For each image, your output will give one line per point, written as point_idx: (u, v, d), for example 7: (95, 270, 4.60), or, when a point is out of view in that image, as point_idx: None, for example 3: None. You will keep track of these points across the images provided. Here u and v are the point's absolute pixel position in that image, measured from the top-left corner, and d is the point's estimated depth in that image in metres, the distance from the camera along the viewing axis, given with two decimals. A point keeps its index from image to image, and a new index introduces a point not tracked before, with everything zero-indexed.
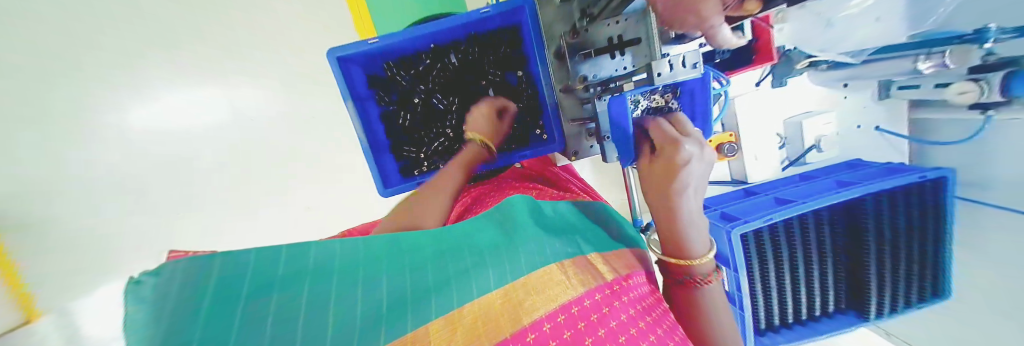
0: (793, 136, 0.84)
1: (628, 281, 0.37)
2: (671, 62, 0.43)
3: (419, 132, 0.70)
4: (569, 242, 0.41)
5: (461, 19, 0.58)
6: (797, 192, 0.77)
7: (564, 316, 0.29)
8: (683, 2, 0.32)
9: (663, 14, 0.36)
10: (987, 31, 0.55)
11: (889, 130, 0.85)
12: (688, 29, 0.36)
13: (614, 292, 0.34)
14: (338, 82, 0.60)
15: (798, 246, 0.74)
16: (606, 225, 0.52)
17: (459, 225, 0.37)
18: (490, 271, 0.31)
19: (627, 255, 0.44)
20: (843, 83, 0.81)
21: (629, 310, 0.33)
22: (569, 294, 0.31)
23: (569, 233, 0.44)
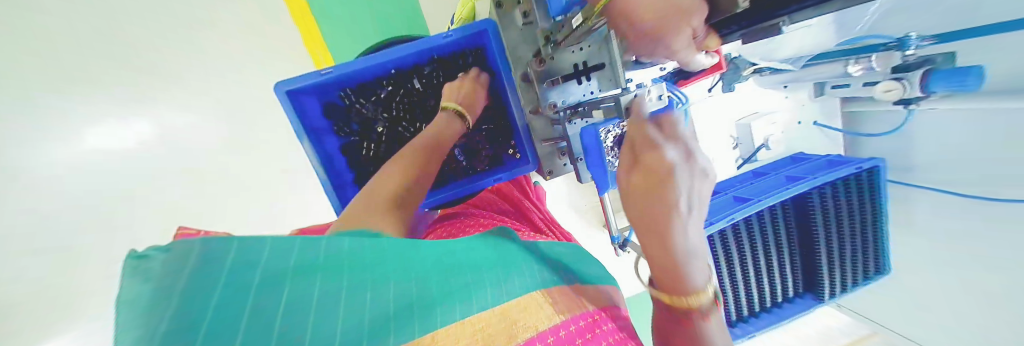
0: (744, 137, 0.90)
1: (608, 312, 0.36)
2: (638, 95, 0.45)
3: (385, 161, 0.67)
4: (550, 271, 0.41)
5: (423, 44, 0.57)
6: (755, 189, 0.83)
7: (553, 338, 0.27)
8: (654, 33, 0.32)
9: (634, 42, 0.35)
10: (908, 39, 0.61)
11: (826, 125, 0.93)
12: (660, 57, 0.36)
13: (595, 321, 0.32)
14: (290, 118, 0.56)
15: (758, 239, 0.79)
16: (585, 262, 0.50)
17: (455, 244, 0.36)
18: (490, 288, 0.30)
19: (605, 294, 0.41)
20: (783, 85, 0.88)
21: (611, 336, 0.31)
22: (557, 316, 0.30)
23: (550, 266, 0.43)
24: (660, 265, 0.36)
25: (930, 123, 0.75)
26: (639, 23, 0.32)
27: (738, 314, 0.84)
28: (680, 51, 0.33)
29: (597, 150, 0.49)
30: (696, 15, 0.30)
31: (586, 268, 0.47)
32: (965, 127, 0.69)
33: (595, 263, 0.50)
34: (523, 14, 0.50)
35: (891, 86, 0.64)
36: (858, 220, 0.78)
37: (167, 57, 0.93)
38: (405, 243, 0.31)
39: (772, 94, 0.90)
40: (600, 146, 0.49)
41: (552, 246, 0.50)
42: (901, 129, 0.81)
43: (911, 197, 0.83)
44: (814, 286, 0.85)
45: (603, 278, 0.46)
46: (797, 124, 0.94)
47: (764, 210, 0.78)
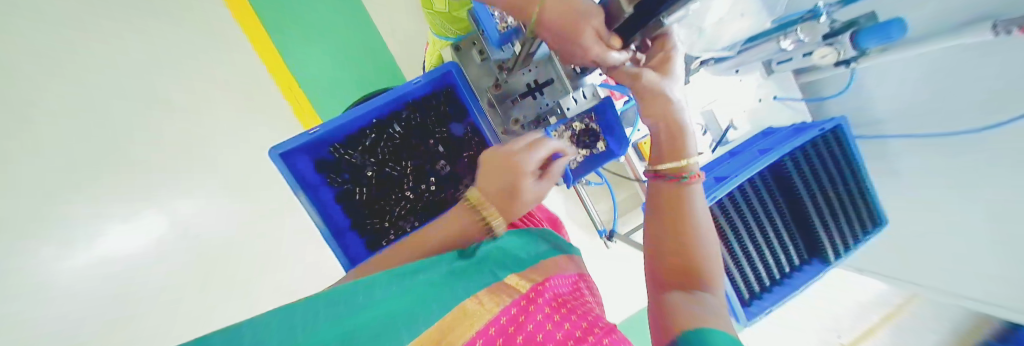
0: (710, 122, 1.00)
1: (543, 285, 0.41)
2: (575, 98, 0.53)
3: (378, 202, 0.71)
4: (483, 273, 0.42)
5: (399, 91, 0.64)
6: (733, 167, 0.86)
7: (491, 329, 0.31)
8: (566, 34, 0.37)
9: (555, 47, 0.42)
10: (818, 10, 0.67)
11: (785, 97, 0.97)
12: (580, 58, 0.41)
13: (528, 300, 0.38)
14: (285, 176, 0.61)
15: (747, 214, 0.81)
16: (524, 245, 0.53)
17: (353, 298, 0.32)
18: (411, 327, 0.30)
19: (545, 269, 0.46)
20: (735, 70, 0.93)
21: (541, 311, 0.36)
22: (488, 314, 0.33)
23: (482, 263, 0.44)
24: (670, 139, 0.47)
25: (877, 74, 0.81)
26: (551, 27, 0.38)
27: (750, 293, 0.84)
28: (589, 50, 0.38)
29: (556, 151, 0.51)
30: (593, 16, 0.36)
31: (522, 249, 0.51)
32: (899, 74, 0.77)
33: (539, 245, 0.55)
34: (479, 52, 0.58)
35: (824, 52, 0.70)
36: (835, 177, 0.80)
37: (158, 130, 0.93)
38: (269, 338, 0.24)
39: (726, 81, 0.97)
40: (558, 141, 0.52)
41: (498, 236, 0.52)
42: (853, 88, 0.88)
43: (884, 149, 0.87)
44: (818, 250, 0.84)
45: (546, 254, 0.52)
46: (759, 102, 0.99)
47: (744, 185, 0.81)
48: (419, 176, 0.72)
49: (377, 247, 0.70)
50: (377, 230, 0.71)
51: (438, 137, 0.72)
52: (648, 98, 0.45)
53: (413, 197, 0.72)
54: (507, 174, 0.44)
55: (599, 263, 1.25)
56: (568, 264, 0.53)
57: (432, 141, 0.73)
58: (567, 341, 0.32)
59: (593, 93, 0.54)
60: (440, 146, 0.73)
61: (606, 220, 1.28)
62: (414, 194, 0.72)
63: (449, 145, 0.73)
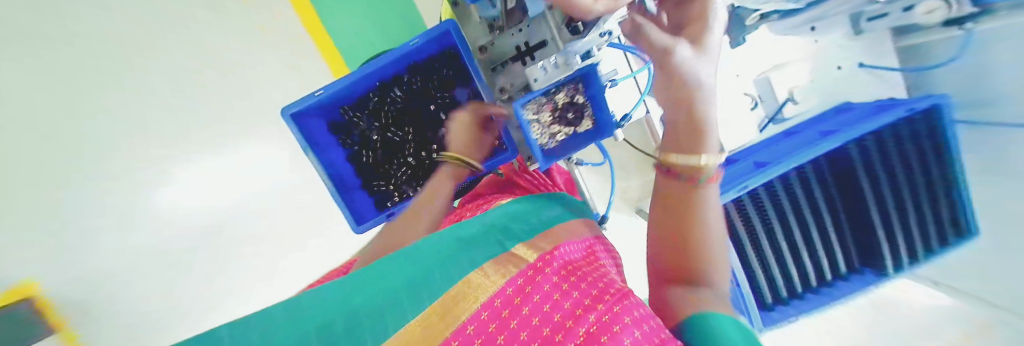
0: (765, 94, 0.80)
1: (552, 254, 0.42)
2: (544, 67, 0.45)
3: (383, 165, 0.74)
4: (491, 245, 0.45)
5: (397, 53, 0.62)
6: (778, 152, 0.72)
7: (497, 300, 0.30)
8: None
9: None
10: None
11: (874, 65, 0.78)
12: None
13: (535, 270, 0.36)
14: (297, 137, 0.65)
15: (788, 211, 0.69)
16: (535, 215, 0.58)
17: (374, 268, 0.35)
18: (438, 278, 0.33)
19: (553, 237, 0.49)
20: (809, 27, 0.75)
21: (551, 279, 0.35)
22: (494, 285, 0.32)
23: (492, 236, 0.48)
24: (686, 130, 0.37)
25: (1006, 40, 0.58)
26: None
27: (774, 296, 0.76)
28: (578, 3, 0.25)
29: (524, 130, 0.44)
30: None
31: (531, 218, 0.57)
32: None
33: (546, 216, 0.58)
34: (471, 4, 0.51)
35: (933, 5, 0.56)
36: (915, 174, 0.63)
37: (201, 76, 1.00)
38: (308, 299, 0.27)
39: (796, 40, 0.79)
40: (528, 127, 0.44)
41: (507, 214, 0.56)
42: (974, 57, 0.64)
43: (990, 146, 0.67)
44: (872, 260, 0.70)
45: (557, 218, 0.58)
46: (837, 69, 0.80)
47: (788, 175, 0.68)
48: (421, 141, 0.73)
49: (382, 207, 0.73)
50: (382, 192, 0.74)
51: (440, 102, 0.71)
52: (670, 81, 0.38)
53: (413, 163, 0.73)
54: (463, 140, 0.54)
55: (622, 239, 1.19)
56: (582, 228, 0.59)
57: (434, 106, 0.71)
58: (575, 309, 0.30)
59: (564, 63, 0.46)
60: (442, 113, 0.71)
61: (636, 196, 1.19)
62: (415, 160, 0.73)
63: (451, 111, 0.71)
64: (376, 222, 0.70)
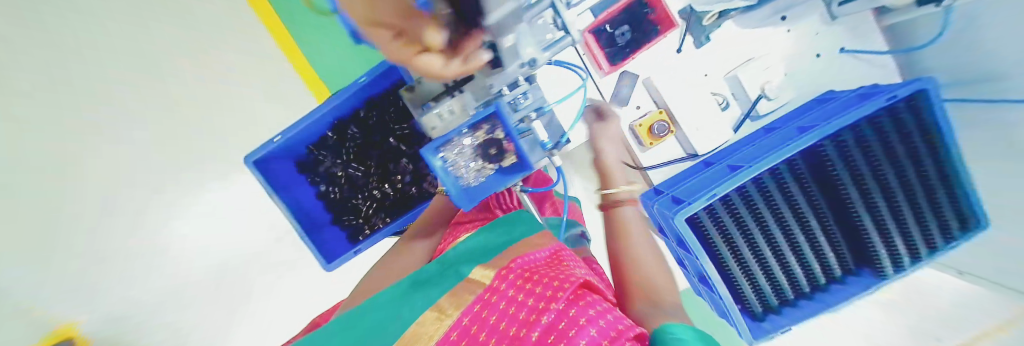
0: (738, 91, 0.76)
1: (510, 266, 0.44)
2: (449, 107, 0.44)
3: (352, 200, 0.76)
4: (451, 278, 0.47)
5: (346, 93, 0.62)
6: (753, 153, 0.68)
7: (457, 333, 0.35)
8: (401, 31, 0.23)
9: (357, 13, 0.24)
10: None
11: (857, 49, 0.71)
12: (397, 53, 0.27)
13: (490, 292, 0.40)
14: (261, 183, 0.65)
15: (765, 214, 0.65)
16: (501, 234, 0.58)
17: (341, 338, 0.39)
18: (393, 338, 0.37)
19: (509, 253, 0.50)
20: (780, 16, 0.72)
21: (507, 295, 0.39)
22: (453, 319, 0.37)
23: (452, 270, 0.50)
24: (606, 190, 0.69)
25: (984, 19, 0.51)
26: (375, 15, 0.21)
27: (762, 305, 0.71)
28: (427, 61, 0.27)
29: (443, 176, 0.40)
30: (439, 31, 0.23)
31: (493, 239, 0.57)
32: (1010, 23, 0.47)
33: (519, 227, 0.59)
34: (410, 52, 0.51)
35: None
36: (903, 166, 0.57)
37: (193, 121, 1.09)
38: None
39: (769, 32, 0.74)
40: (442, 175, 0.40)
41: (473, 242, 0.57)
42: (952, 35, 0.58)
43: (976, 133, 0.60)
44: (868, 260, 0.64)
45: (523, 232, 0.57)
46: (815, 58, 0.74)
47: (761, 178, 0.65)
48: (385, 173, 0.74)
49: (354, 241, 0.74)
50: (353, 225, 0.76)
51: (399, 134, 0.70)
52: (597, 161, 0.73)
53: (379, 196, 0.74)
54: None
55: None
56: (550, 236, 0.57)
57: (393, 139, 0.71)
58: (523, 328, 0.33)
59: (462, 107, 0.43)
60: (402, 144, 0.71)
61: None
62: (381, 193, 0.74)
63: (412, 141, 0.71)
64: (345, 259, 0.71)
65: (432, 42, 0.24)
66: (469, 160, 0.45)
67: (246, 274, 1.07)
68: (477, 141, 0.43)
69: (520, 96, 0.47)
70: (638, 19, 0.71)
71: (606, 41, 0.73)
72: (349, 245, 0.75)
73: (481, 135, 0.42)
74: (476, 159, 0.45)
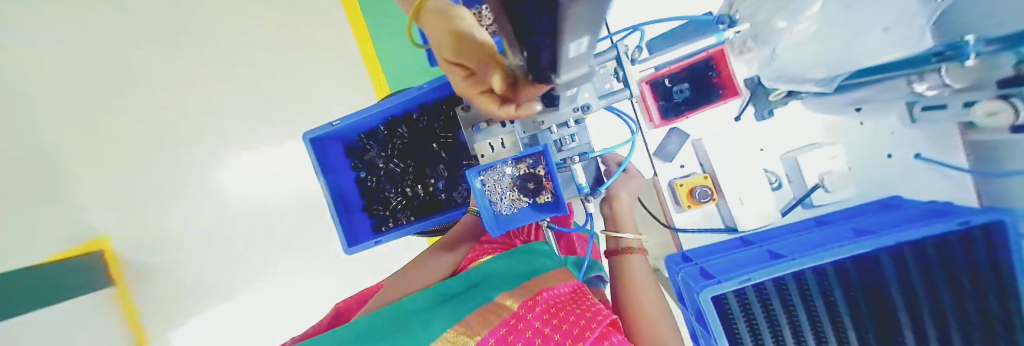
0: (793, 174, 0.72)
1: (537, 296, 0.47)
2: (492, 144, 0.44)
3: (384, 192, 0.79)
4: (475, 300, 0.48)
5: (406, 95, 0.67)
6: (798, 245, 0.64)
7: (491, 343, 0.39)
8: (464, 51, 0.26)
9: (441, 40, 0.28)
10: (965, 45, 0.40)
11: (934, 159, 0.65)
12: (466, 84, 0.31)
13: (517, 316, 0.43)
14: (312, 159, 0.70)
15: (797, 308, 0.62)
16: (526, 262, 0.58)
17: (365, 331, 0.41)
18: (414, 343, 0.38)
19: (534, 286, 0.50)
20: (854, 108, 0.68)
21: (534, 323, 0.42)
22: (481, 333, 0.40)
23: (476, 291, 0.51)
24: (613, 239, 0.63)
25: None
26: (456, 33, 0.26)
27: None
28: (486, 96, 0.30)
29: (483, 200, 0.43)
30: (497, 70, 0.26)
31: (517, 266, 0.57)
32: None
33: (546, 259, 0.59)
34: None
35: (995, 107, 0.45)
36: (965, 303, 0.51)
37: None
38: None
39: (837, 120, 0.71)
40: (483, 199, 0.42)
41: (499, 267, 0.58)
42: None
43: None
44: None
45: (549, 266, 0.57)
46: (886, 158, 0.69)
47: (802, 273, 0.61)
48: (421, 173, 0.77)
49: (378, 230, 0.78)
50: (380, 216, 0.80)
51: (442, 141, 0.74)
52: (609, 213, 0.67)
53: (409, 194, 0.78)
54: None
55: None
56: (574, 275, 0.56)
57: (436, 144, 0.75)
58: None
59: (511, 143, 0.43)
60: (443, 150, 0.74)
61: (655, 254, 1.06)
62: (412, 191, 0.77)
63: (452, 150, 0.74)
64: (365, 246, 0.74)
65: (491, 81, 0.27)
66: (505, 188, 0.47)
67: None
68: (519, 173, 0.46)
69: (569, 136, 0.50)
70: (701, 80, 0.73)
71: (664, 92, 0.75)
72: (372, 233, 0.78)
73: (523, 169, 0.46)
74: (511, 190, 0.47)
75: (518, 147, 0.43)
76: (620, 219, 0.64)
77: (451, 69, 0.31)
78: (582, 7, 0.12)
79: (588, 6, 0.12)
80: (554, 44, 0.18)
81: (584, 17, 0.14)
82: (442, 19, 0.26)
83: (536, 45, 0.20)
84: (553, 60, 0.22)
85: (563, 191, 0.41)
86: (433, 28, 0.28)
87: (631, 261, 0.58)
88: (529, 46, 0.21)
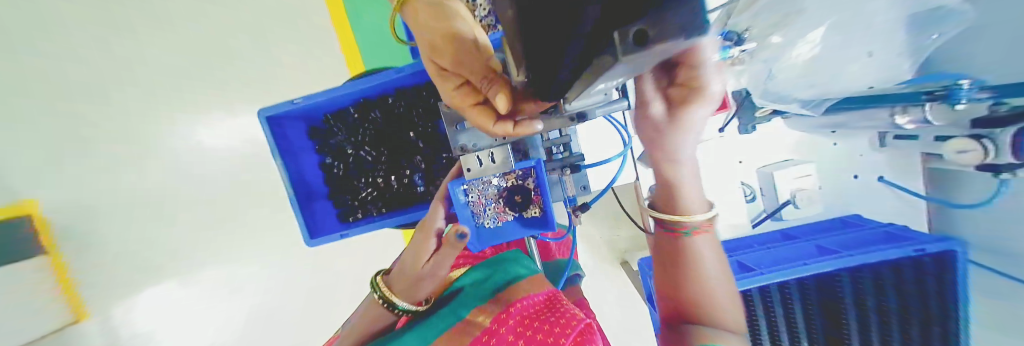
0: (766, 188, 0.73)
1: (511, 308, 0.46)
2: (480, 157, 0.39)
3: (352, 180, 0.72)
4: (445, 320, 0.49)
5: (381, 77, 0.59)
6: (766, 258, 0.66)
7: None
8: (464, 58, 0.23)
9: (433, 43, 0.25)
10: (958, 87, 0.44)
11: (895, 183, 0.68)
12: (456, 98, 0.26)
13: (489, 334, 0.44)
14: (268, 140, 0.63)
15: (760, 320, 0.64)
16: (499, 271, 0.56)
17: None
18: None
19: (505, 297, 0.50)
20: (830, 129, 0.69)
21: (507, 336, 0.43)
22: None
23: (446, 311, 0.51)
24: (663, 192, 0.41)
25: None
26: (457, 40, 0.23)
27: None
28: (483, 116, 0.25)
29: (462, 210, 0.42)
30: (503, 87, 0.22)
31: (488, 279, 0.55)
32: None
33: (518, 265, 0.57)
34: None
35: (967, 146, 0.48)
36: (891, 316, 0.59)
37: (203, 30, 0.98)
38: None
39: (814, 140, 0.72)
40: (462, 205, 0.42)
41: (472, 281, 0.56)
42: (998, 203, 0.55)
43: (989, 295, 0.58)
44: None
45: (523, 272, 0.55)
46: (852, 178, 0.71)
47: (770, 287, 0.62)
48: (395, 163, 0.71)
49: (344, 221, 0.72)
50: (347, 205, 0.73)
51: (420, 130, 0.68)
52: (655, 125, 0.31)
53: (381, 185, 0.71)
54: (411, 251, 0.50)
55: (602, 290, 1.10)
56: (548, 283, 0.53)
57: (413, 133, 0.69)
58: None
59: (502, 158, 0.39)
60: (420, 140, 0.69)
61: (625, 247, 1.07)
62: (385, 182, 0.71)
63: (430, 140, 0.69)
64: (330, 239, 0.69)
65: (496, 98, 0.22)
66: (489, 199, 0.44)
67: (223, 216, 1.00)
68: (505, 184, 0.43)
69: (559, 145, 0.50)
70: None
71: None
72: (337, 224, 0.73)
73: (510, 180, 0.43)
74: (497, 201, 0.44)
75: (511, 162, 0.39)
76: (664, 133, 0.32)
77: (441, 78, 0.26)
78: (637, 59, 0.10)
79: (649, 57, 0.10)
80: (576, 77, 0.16)
81: (640, 62, 0.11)
82: (442, 22, 0.24)
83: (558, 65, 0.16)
84: (567, 87, 0.19)
85: (550, 197, 0.39)
86: (423, 31, 0.25)
87: (691, 210, 0.41)
88: (544, 69, 0.18)
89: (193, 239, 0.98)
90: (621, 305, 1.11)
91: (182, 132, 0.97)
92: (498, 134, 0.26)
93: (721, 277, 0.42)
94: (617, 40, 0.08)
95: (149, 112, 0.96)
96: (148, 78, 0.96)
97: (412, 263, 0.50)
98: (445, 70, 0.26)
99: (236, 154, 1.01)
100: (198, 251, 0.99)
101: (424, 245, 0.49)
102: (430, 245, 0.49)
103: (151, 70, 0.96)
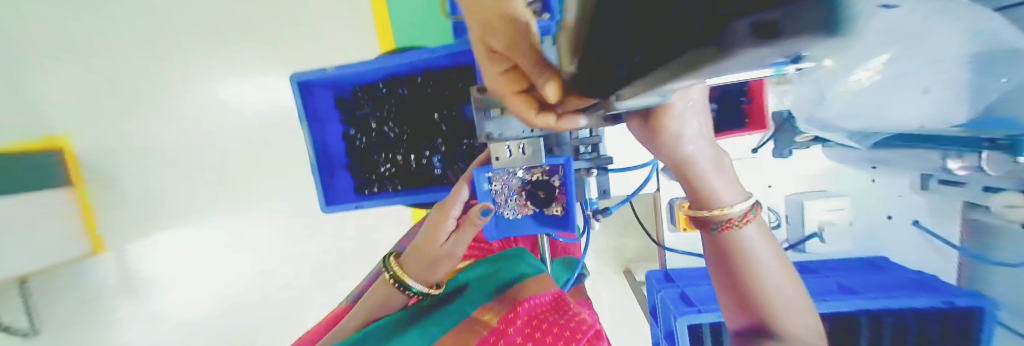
0: (792, 217, 0.71)
1: (520, 307, 0.45)
2: (510, 147, 0.40)
3: (372, 154, 0.73)
4: (454, 312, 0.49)
5: (413, 55, 0.59)
6: None
7: None
8: (513, 44, 0.22)
9: (482, 23, 0.23)
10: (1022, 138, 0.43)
11: (931, 230, 0.65)
12: (500, 84, 0.26)
13: (496, 333, 0.43)
14: (297, 104, 0.64)
15: None
16: (506, 268, 0.56)
17: None
18: None
19: (513, 294, 0.49)
20: (871, 165, 0.66)
21: (515, 338, 0.42)
22: None
23: (454, 304, 0.51)
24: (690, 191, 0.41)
25: None
26: None
27: None
28: (528, 105, 0.25)
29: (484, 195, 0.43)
30: (551, 80, 0.22)
31: (497, 274, 0.55)
32: None
33: (526, 263, 0.57)
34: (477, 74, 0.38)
35: (1019, 201, 0.47)
36: None
37: None
38: None
39: (849, 174, 0.69)
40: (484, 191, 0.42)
41: (480, 276, 0.56)
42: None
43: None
44: None
45: (532, 269, 0.55)
46: (885, 218, 0.68)
47: None
48: (416, 143, 0.71)
49: (360, 193, 0.73)
50: (365, 179, 0.74)
51: (446, 113, 0.68)
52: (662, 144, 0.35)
53: (400, 163, 0.72)
54: (427, 233, 0.51)
55: (603, 296, 1.09)
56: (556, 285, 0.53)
57: (438, 116, 0.69)
58: None
59: (531, 151, 0.39)
60: (443, 124, 0.68)
61: (632, 257, 1.06)
62: (403, 161, 0.71)
63: (454, 125, 0.68)
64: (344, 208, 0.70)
65: (546, 91, 0.22)
66: (513, 191, 0.44)
67: (243, 173, 1.03)
68: (529, 178, 0.43)
69: (588, 145, 0.48)
70: (731, 103, 0.65)
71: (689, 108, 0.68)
72: (352, 195, 0.73)
73: (536, 174, 0.43)
74: (518, 194, 0.44)
75: (542, 155, 0.39)
76: (668, 143, 0.35)
77: (489, 60, 0.26)
78: (740, 58, 0.09)
79: (752, 56, 0.09)
80: (642, 74, 0.15)
81: (739, 60, 0.09)
82: None
83: (623, 57, 0.15)
84: (624, 85, 0.18)
85: (576, 198, 0.39)
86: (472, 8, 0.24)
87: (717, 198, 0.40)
88: (604, 62, 0.17)
89: (212, 191, 1.01)
90: (619, 314, 1.09)
91: (211, 87, 0.99)
92: (543, 126, 0.26)
93: (780, 272, 0.40)
94: (733, 34, 0.07)
95: (185, 64, 0.98)
96: (188, 32, 0.98)
97: (427, 247, 0.51)
98: (491, 50, 0.25)
99: (264, 118, 1.02)
100: (215, 204, 1.01)
101: (439, 230, 0.50)
102: (449, 225, 0.49)
103: (190, 24, 0.97)
